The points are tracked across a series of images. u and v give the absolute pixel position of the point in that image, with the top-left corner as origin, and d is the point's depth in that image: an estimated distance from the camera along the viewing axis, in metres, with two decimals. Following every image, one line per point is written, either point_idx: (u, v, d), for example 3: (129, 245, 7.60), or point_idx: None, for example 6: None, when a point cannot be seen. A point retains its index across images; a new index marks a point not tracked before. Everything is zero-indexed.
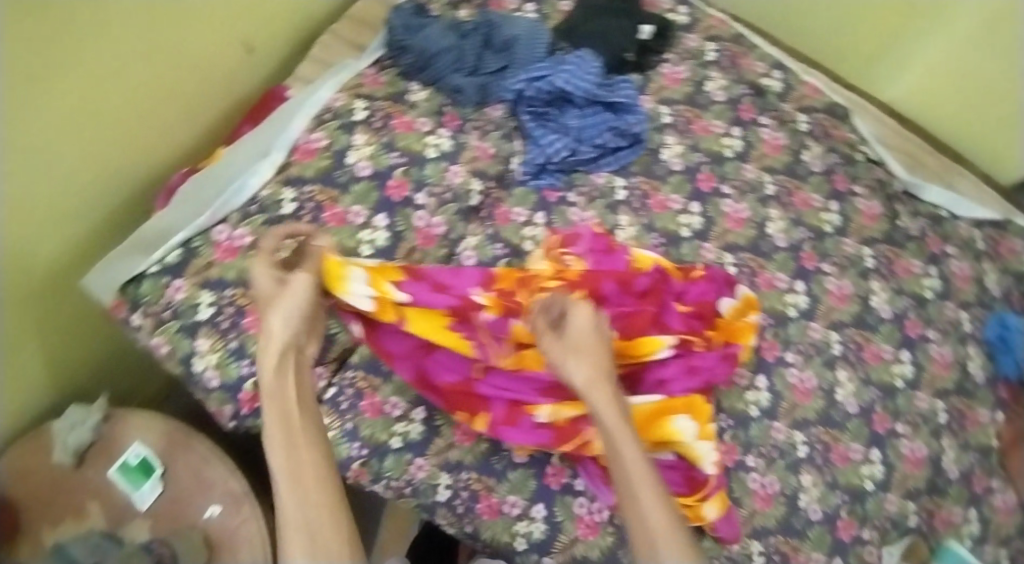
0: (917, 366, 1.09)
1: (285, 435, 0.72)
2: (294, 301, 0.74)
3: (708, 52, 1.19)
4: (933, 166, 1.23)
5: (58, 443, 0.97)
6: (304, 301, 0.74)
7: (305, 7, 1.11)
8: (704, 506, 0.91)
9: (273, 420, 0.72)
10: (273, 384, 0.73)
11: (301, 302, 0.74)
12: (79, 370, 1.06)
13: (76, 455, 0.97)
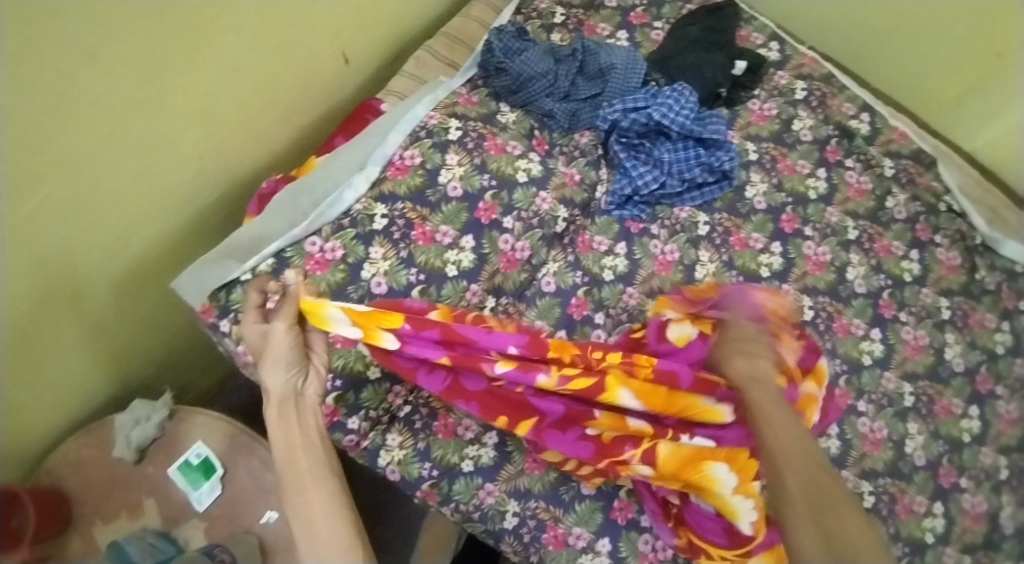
0: (983, 421, 1.08)
1: (292, 474, 0.70)
2: (278, 350, 0.68)
3: (797, 90, 1.18)
4: (1011, 224, 1.21)
5: (119, 439, 0.99)
6: (288, 346, 0.68)
7: (402, 19, 1.11)
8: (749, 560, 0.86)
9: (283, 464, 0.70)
10: (277, 431, 0.70)
11: (286, 353, 0.68)
12: (144, 362, 1.08)
13: (138, 451, 0.99)
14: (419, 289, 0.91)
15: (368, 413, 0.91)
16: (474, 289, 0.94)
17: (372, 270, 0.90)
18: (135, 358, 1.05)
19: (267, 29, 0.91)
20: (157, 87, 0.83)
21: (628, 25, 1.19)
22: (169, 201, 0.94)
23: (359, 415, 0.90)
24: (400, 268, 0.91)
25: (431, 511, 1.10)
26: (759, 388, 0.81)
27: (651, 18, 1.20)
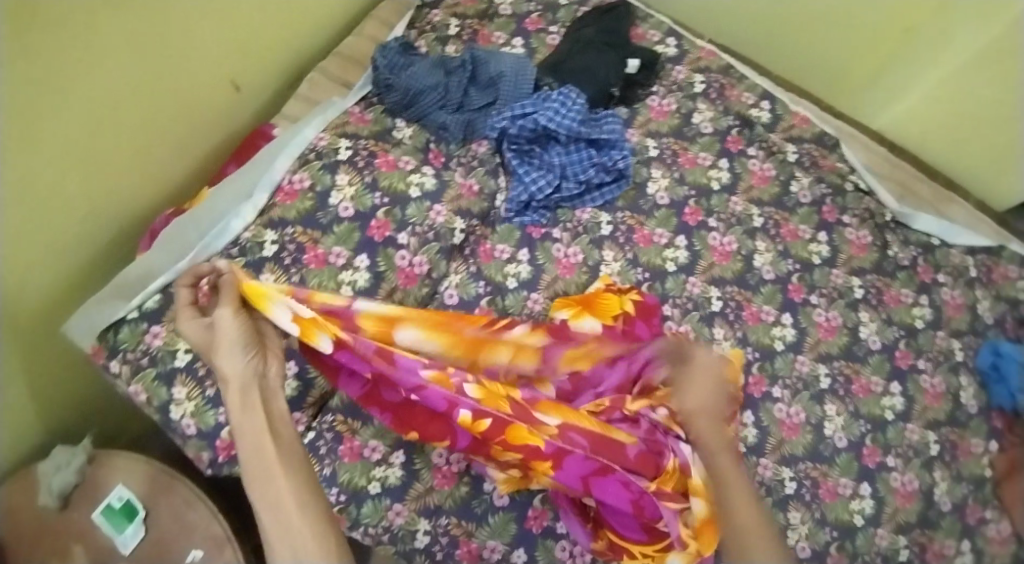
0: (907, 398, 1.06)
1: (258, 461, 0.63)
2: (228, 336, 0.65)
3: (696, 83, 1.20)
4: (925, 195, 1.22)
5: (42, 488, 0.94)
6: (235, 327, 0.65)
7: (298, 43, 1.09)
8: (669, 555, 0.81)
9: (252, 461, 0.63)
10: (241, 420, 0.64)
11: (233, 336, 0.65)
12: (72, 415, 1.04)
13: (62, 498, 0.94)
14: None
15: None
16: None
17: None
18: (60, 406, 1.01)
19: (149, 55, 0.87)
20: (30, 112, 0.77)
21: (524, 32, 1.19)
22: (64, 240, 0.88)
23: None
24: None
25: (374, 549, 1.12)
26: (703, 423, 0.77)
27: (547, 24, 1.20)
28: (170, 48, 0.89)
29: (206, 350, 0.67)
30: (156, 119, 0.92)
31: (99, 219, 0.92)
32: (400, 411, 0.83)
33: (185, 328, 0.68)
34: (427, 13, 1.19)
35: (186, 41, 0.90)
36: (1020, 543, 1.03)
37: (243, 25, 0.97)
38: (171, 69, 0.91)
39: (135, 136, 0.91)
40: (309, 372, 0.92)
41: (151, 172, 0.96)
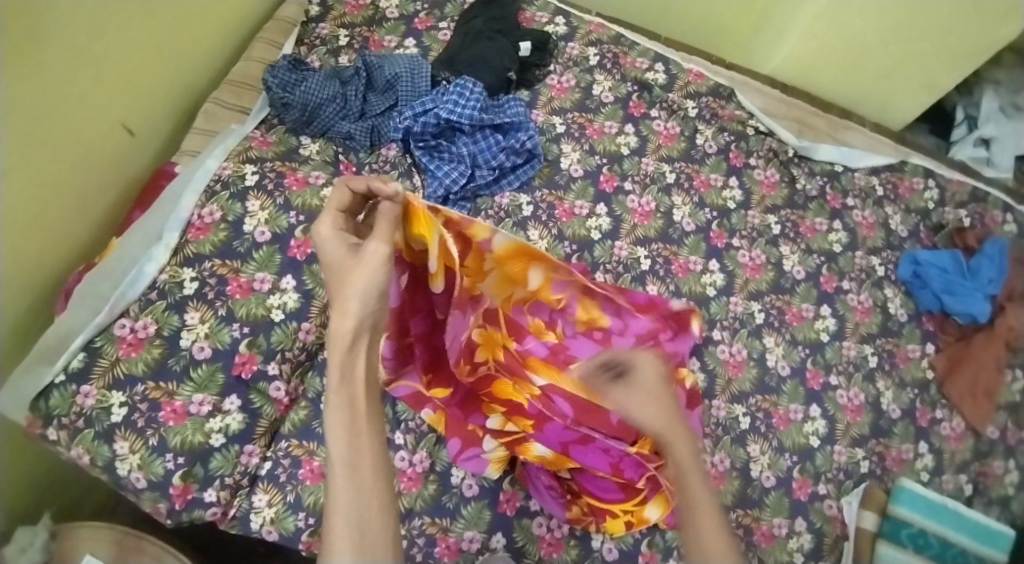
0: (838, 318, 1.12)
1: (348, 412, 0.68)
2: (370, 278, 0.70)
3: (590, 56, 1.23)
4: (821, 126, 1.27)
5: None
6: (383, 270, 0.70)
7: (187, 79, 1.07)
8: (646, 509, 0.92)
9: (339, 399, 0.68)
10: (340, 364, 0.69)
11: (377, 274, 0.70)
12: (26, 496, 1.00)
13: None
14: (246, 342, 0.90)
15: (224, 480, 0.87)
16: (305, 327, 0.93)
17: (191, 337, 0.89)
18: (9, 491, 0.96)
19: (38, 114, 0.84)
20: None
21: (414, 32, 1.20)
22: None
23: (215, 487, 0.86)
24: (220, 326, 0.90)
25: None
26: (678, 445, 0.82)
27: (436, 21, 1.21)
28: (58, 103, 0.86)
29: (341, 273, 0.71)
30: (50, 175, 0.89)
31: (9, 285, 0.88)
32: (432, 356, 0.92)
33: (325, 243, 0.72)
34: (313, 28, 1.18)
35: (74, 93, 0.88)
36: (975, 438, 1.10)
37: (128, 69, 0.95)
38: (56, 121, 0.87)
39: (34, 196, 0.87)
40: (254, 402, 0.90)
41: (55, 230, 0.92)
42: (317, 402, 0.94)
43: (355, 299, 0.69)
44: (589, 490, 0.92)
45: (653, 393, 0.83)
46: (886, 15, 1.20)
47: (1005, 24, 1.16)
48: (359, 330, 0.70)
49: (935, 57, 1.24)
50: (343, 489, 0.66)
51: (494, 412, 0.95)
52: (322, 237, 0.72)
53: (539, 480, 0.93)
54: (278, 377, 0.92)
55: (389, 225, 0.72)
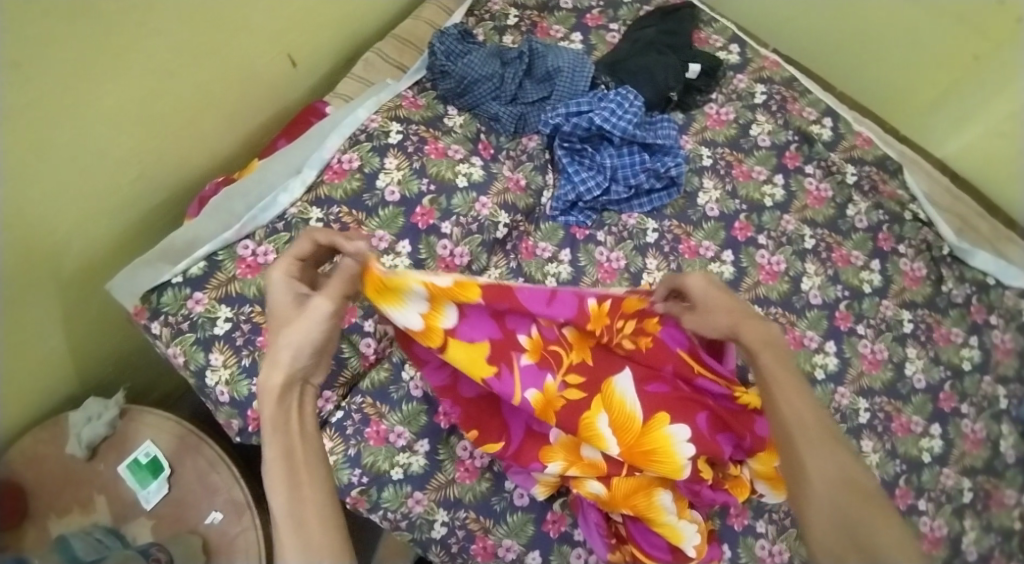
0: (945, 441, 1.02)
1: (287, 467, 0.65)
2: (311, 327, 0.66)
3: (756, 94, 1.17)
4: (984, 230, 1.13)
5: (72, 436, 0.95)
6: (322, 327, 0.66)
7: (360, 19, 1.09)
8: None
9: (275, 454, 0.65)
10: (273, 412, 0.66)
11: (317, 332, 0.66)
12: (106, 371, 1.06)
13: (89, 449, 0.95)
14: None
15: None
16: None
17: None
18: (90, 356, 1.01)
19: (210, 30, 0.86)
20: (91, 82, 0.78)
21: (582, 27, 1.17)
22: (118, 195, 0.89)
23: None
24: None
25: (387, 533, 1.13)
26: (770, 353, 0.73)
27: (608, 21, 1.18)
28: (229, 24, 0.88)
29: (278, 323, 0.67)
30: (215, 82, 0.92)
31: (151, 177, 0.92)
32: (468, 408, 0.88)
33: (271, 292, 0.69)
34: (484, 1, 1.17)
35: (246, 17, 0.90)
36: None
37: (303, 1, 0.96)
38: (234, 34, 0.90)
39: (195, 101, 0.91)
40: (343, 351, 0.94)
41: (204, 136, 0.96)
42: (399, 368, 0.96)
43: (290, 352, 0.66)
44: (639, 541, 0.86)
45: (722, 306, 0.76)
46: None
47: None
48: (290, 383, 0.67)
49: None
50: (289, 543, 0.63)
51: (552, 458, 0.85)
52: (271, 281, 0.69)
53: (588, 513, 0.88)
54: (371, 334, 0.95)
55: (339, 281, 0.69)
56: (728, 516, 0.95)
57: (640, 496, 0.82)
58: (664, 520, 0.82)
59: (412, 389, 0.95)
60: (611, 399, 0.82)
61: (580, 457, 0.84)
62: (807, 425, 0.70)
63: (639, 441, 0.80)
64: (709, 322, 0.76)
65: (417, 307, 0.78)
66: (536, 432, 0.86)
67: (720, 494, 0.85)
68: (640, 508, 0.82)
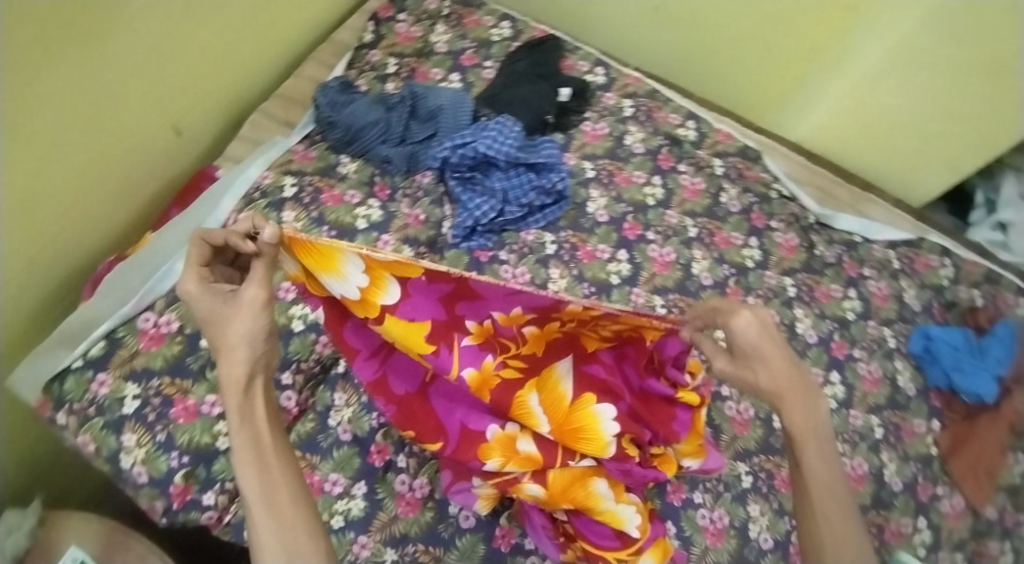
0: (847, 385, 1.13)
1: (258, 457, 0.64)
2: (252, 322, 0.63)
3: (625, 108, 1.27)
4: (844, 197, 1.30)
5: None
6: (263, 315, 0.64)
7: (239, 86, 1.11)
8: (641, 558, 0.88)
9: (245, 445, 0.64)
10: (237, 408, 0.64)
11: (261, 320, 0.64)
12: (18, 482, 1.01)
13: None
14: None
15: (225, 485, 0.86)
16: (322, 340, 0.98)
17: None
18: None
19: (84, 111, 0.87)
20: None
21: (460, 68, 1.24)
22: (6, 289, 0.86)
23: (214, 490, 0.86)
24: None
25: None
26: (796, 405, 0.77)
27: (482, 59, 1.26)
28: (104, 103, 0.89)
29: (217, 321, 0.64)
30: (98, 161, 0.92)
31: (43, 268, 0.91)
32: (400, 406, 0.90)
33: (191, 296, 0.64)
34: (365, 54, 1.22)
35: (122, 94, 0.91)
36: (974, 517, 1.12)
37: (178, 74, 0.98)
38: (111, 112, 0.91)
39: (77, 183, 0.91)
40: None
41: (92, 217, 0.95)
42: (324, 416, 0.96)
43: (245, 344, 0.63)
44: (585, 533, 0.88)
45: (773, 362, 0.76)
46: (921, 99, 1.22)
47: (1012, 121, 1.18)
48: (252, 374, 0.65)
49: (962, 145, 1.25)
50: (267, 533, 0.63)
51: (489, 456, 0.86)
52: (185, 293, 0.63)
53: (534, 518, 0.91)
54: (291, 387, 0.95)
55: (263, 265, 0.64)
56: (666, 495, 1.01)
57: (578, 487, 0.86)
58: (603, 508, 0.86)
59: (340, 434, 0.95)
60: (547, 382, 0.87)
61: (515, 450, 0.86)
62: (824, 483, 0.78)
63: (565, 422, 0.85)
64: (753, 379, 0.77)
65: (355, 280, 0.80)
66: (469, 430, 0.87)
67: (652, 472, 0.88)
68: (579, 499, 0.86)
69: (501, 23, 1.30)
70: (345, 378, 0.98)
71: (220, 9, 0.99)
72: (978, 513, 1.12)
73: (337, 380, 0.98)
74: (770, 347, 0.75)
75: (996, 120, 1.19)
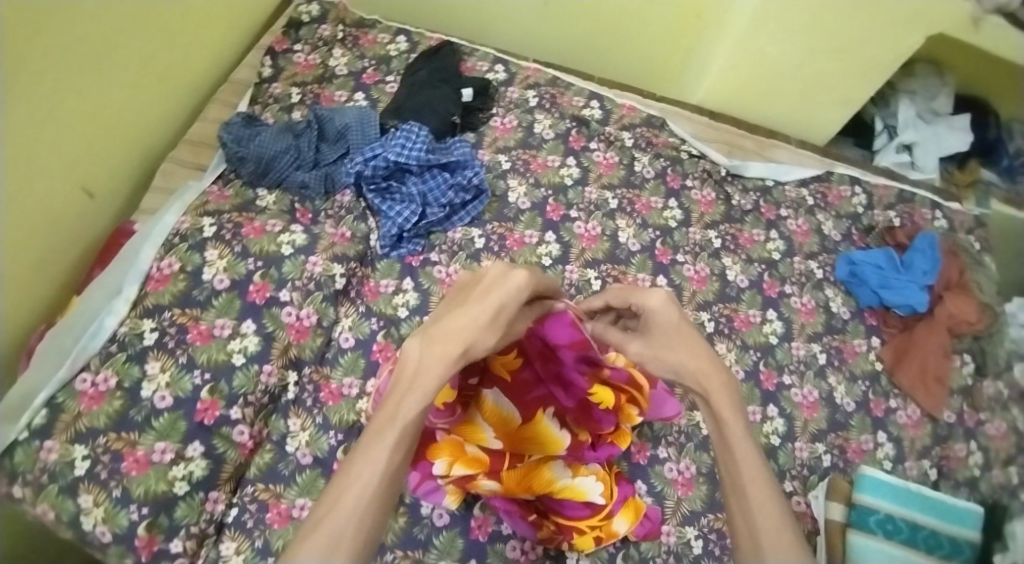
0: (784, 320, 1.19)
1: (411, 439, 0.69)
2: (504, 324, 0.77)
3: (529, 99, 1.30)
4: (750, 147, 1.38)
5: None
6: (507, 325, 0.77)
7: (144, 138, 1.12)
8: (613, 521, 0.91)
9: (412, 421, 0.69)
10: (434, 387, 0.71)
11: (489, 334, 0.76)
12: None
13: None
14: (206, 388, 0.92)
15: (190, 530, 0.88)
16: (267, 370, 0.96)
17: (152, 386, 0.91)
18: None
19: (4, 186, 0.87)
20: None
21: (363, 86, 1.27)
22: None
23: (181, 536, 0.87)
24: (182, 374, 0.92)
25: None
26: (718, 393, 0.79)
27: (384, 75, 1.29)
28: (21, 175, 0.90)
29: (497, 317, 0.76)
30: (20, 235, 0.92)
31: None
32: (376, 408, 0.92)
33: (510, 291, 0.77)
34: (265, 89, 1.23)
35: (36, 163, 0.91)
36: (932, 423, 1.16)
37: (82, 136, 0.98)
38: (27, 183, 0.91)
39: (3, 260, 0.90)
40: (217, 448, 0.91)
41: (20, 289, 0.94)
42: (282, 444, 0.96)
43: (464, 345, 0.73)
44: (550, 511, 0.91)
45: (672, 340, 0.84)
46: (798, 42, 1.29)
47: (891, 41, 1.24)
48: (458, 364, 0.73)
49: (845, 75, 1.32)
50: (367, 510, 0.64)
51: (438, 457, 0.89)
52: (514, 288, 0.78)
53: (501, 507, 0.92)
54: (241, 421, 0.94)
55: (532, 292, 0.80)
56: (632, 456, 1.03)
57: (535, 476, 0.89)
58: (560, 486, 0.89)
59: (300, 459, 0.96)
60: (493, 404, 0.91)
61: (465, 452, 0.89)
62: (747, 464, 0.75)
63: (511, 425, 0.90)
64: (671, 361, 0.83)
65: None
66: (422, 436, 0.90)
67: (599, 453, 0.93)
68: (537, 485, 0.89)
69: (396, 38, 1.33)
70: (297, 404, 0.98)
71: (116, 58, 1.00)
72: (935, 419, 1.16)
73: (288, 406, 0.98)
74: (671, 322, 0.85)
75: (877, 45, 1.25)
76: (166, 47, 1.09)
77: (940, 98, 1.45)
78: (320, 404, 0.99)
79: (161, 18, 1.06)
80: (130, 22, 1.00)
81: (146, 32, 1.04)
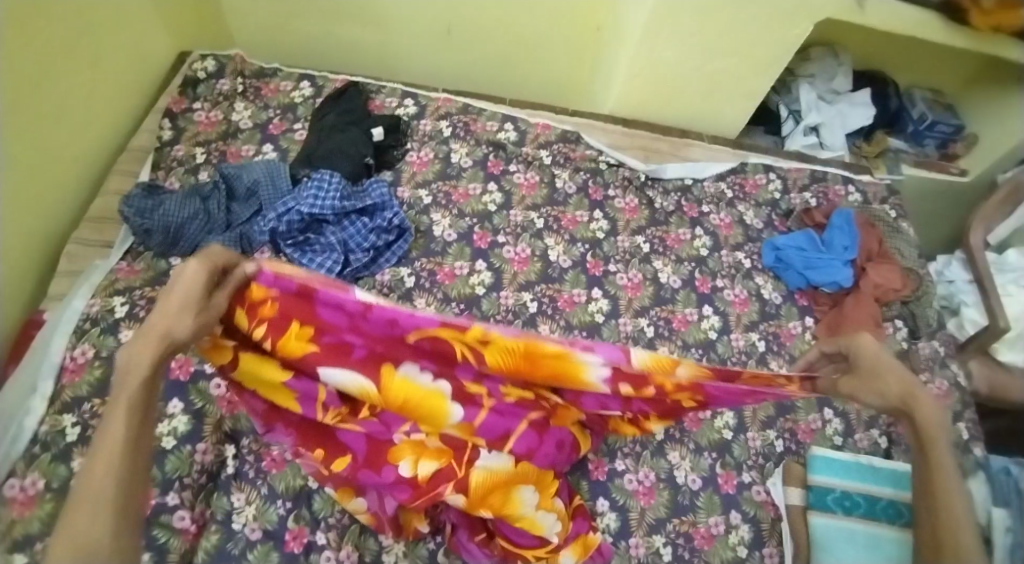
0: (720, 315, 1.21)
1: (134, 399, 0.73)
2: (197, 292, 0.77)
3: (442, 129, 1.30)
4: (665, 149, 1.40)
5: None
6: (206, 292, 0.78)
7: (47, 222, 1.07)
8: (560, 554, 0.90)
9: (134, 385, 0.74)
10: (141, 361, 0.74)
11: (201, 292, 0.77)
12: None
13: None
14: None
15: None
16: (201, 448, 0.94)
17: None
18: None
19: None
20: None
21: (271, 137, 1.25)
22: None
23: None
24: None
25: None
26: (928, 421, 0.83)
27: (291, 123, 1.27)
28: None
29: (168, 294, 0.75)
30: None
31: None
32: (301, 430, 0.90)
33: (182, 274, 0.77)
34: (169, 152, 1.20)
35: None
36: None
37: None
38: None
39: None
40: (158, 538, 0.87)
41: None
42: (227, 523, 0.91)
43: (172, 334, 0.74)
44: (505, 534, 0.88)
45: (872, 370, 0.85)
46: (696, 46, 1.30)
47: (781, 35, 1.28)
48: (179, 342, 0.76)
49: (743, 72, 1.36)
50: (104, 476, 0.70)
51: (401, 458, 0.86)
52: (182, 274, 0.77)
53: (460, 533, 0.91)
54: (181, 506, 0.90)
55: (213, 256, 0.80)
56: (591, 474, 1.03)
57: (497, 495, 0.85)
58: (523, 513, 0.86)
59: (250, 535, 0.90)
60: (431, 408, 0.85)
61: (425, 448, 0.86)
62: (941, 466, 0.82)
63: (380, 387, 0.85)
64: (875, 388, 0.84)
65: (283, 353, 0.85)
66: (375, 445, 0.87)
67: (505, 420, 0.87)
68: (498, 505, 0.85)
69: (300, 84, 1.31)
70: (238, 477, 0.94)
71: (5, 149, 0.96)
72: None
73: (229, 482, 0.94)
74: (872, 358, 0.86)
75: (768, 40, 1.29)
76: (54, 125, 1.05)
77: (839, 78, 1.50)
78: (264, 474, 0.94)
79: (43, 98, 1.02)
80: (10, 102, 0.96)
81: (35, 114, 1.00)
